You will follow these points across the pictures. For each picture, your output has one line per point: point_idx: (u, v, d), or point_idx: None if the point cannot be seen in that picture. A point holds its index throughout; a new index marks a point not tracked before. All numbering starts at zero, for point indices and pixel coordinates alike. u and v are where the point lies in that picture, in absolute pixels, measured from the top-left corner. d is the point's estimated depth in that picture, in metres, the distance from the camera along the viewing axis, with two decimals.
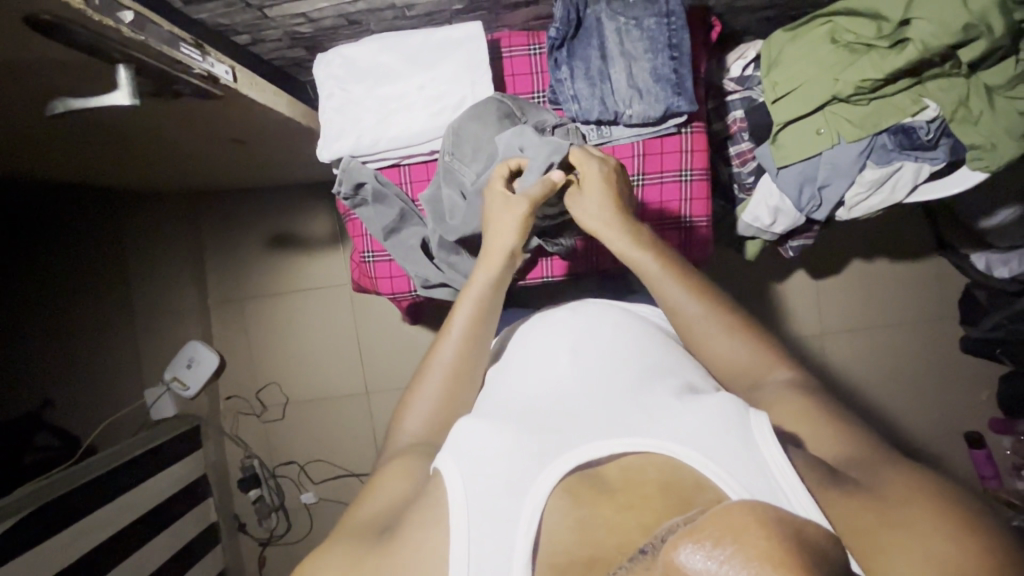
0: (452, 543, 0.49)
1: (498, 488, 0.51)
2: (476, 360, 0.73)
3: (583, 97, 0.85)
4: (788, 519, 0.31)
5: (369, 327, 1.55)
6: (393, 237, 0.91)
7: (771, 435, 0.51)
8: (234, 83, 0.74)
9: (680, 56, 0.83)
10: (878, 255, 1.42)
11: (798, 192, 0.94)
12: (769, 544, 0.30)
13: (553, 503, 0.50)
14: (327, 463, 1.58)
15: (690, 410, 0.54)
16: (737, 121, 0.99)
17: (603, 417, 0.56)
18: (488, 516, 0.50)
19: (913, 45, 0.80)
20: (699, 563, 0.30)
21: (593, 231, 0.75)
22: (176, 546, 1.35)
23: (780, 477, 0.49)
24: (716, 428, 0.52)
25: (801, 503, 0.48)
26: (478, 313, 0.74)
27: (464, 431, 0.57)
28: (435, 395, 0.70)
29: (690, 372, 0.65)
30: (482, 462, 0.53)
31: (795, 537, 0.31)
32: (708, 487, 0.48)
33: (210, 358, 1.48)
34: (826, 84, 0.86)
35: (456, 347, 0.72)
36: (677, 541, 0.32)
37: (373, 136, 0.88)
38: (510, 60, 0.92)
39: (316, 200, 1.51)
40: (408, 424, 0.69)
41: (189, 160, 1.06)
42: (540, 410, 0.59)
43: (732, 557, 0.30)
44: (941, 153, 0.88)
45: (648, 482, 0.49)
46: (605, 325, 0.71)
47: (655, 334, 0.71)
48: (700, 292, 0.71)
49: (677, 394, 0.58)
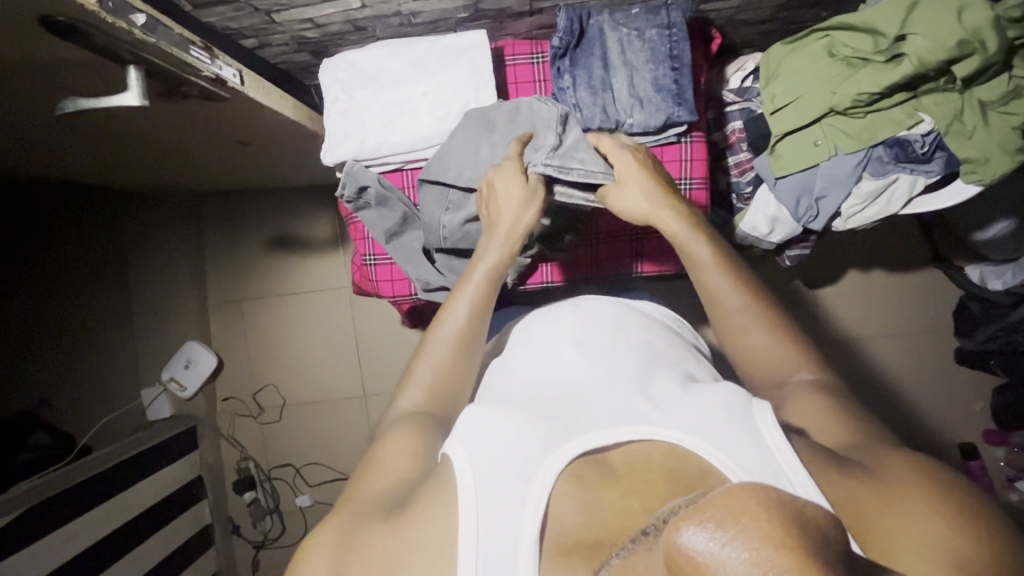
0: (462, 523, 0.49)
1: (507, 470, 0.51)
2: (478, 342, 0.72)
3: (585, 105, 0.86)
4: (792, 502, 0.31)
5: (369, 331, 1.55)
6: (394, 241, 0.93)
7: (773, 421, 0.52)
8: (241, 86, 0.74)
9: (680, 67, 0.84)
10: (873, 266, 1.44)
11: (795, 203, 0.95)
12: (770, 526, 0.30)
13: (560, 487, 0.51)
14: (323, 466, 1.57)
15: (693, 399, 0.56)
16: (736, 132, 1.01)
17: (607, 405, 0.57)
18: (492, 498, 0.50)
19: (908, 61, 0.81)
20: (701, 544, 0.30)
21: (645, 216, 0.77)
22: (169, 548, 1.34)
23: (786, 466, 0.50)
24: (719, 413, 0.53)
25: (805, 488, 0.48)
26: (480, 296, 0.74)
27: (469, 417, 0.58)
28: (438, 367, 0.70)
29: (693, 366, 0.67)
30: (487, 445, 0.53)
31: (794, 516, 0.31)
32: (711, 472, 0.49)
33: (207, 358, 1.49)
34: (823, 97, 0.88)
35: (458, 326, 0.72)
36: (680, 522, 0.32)
37: (376, 140, 0.89)
38: (513, 67, 0.93)
39: (317, 203, 1.52)
40: (409, 395, 0.69)
41: (192, 161, 1.07)
42: (549, 398, 0.60)
43: (733, 538, 0.30)
44: (936, 166, 0.89)
45: (653, 469, 0.50)
46: (609, 317, 0.72)
47: (661, 330, 0.73)
48: (722, 281, 0.73)
49: (681, 385, 0.60)
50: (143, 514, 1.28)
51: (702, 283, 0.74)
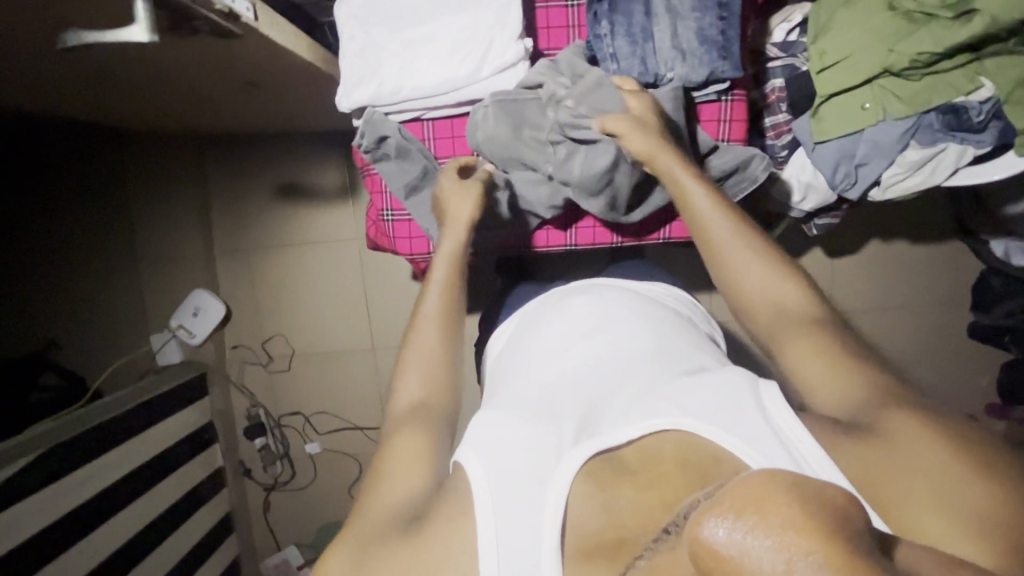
0: (480, 529, 0.50)
1: (523, 472, 0.53)
2: (457, 306, 0.76)
3: (622, 56, 0.80)
4: (811, 487, 0.31)
5: (378, 285, 1.53)
6: (413, 197, 0.89)
7: (780, 401, 0.53)
8: (255, 22, 0.68)
9: (728, 16, 0.78)
10: (896, 236, 1.41)
11: (833, 169, 0.90)
12: (793, 511, 0.29)
13: (577, 488, 0.52)
14: (331, 416, 1.59)
15: (699, 386, 0.56)
16: (776, 91, 0.94)
17: (618, 408, 0.57)
18: (508, 498, 0.51)
19: (980, 18, 0.76)
20: (722, 536, 0.29)
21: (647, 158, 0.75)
22: (186, 487, 1.39)
23: (807, 451, 0.49)
24: (727, 400, 0.53)
25: (824, 471, 0.48)
26: (450, 271, 0.78)
27: (482, 425, 0.59)
28: (429, 353, 0.71)
29: (705, 356, 0.65)
30: (504, 452, 0.55)
31: (826, 508, 0.29)
32: (725, 460, 0.49)
33: (215, 307, 1.47)
34: (877, 55, 0.82)
35: (438, 297, 0.75)
36: (700, 516, 0.31)
37: (395, 84, 0.83)
38: (546, 10, 0.87)
39: (326, 150, 1.46)
40: (404, 390, 0.69)
41: (196, 103, 1.01)
42: (563, 401, 0.61)
43: (754, 527, 0.29)
44: (988, 136, 0.84)
45: (665, 460, 0.51)
46: (622, 312, 0.71)
47: (670, 320, 0.71)
48: (724, 229, 0.69)
49: (686, 375, 0.59)
50: (158, 456, 1.30)
51: (705, 238, 0.71)
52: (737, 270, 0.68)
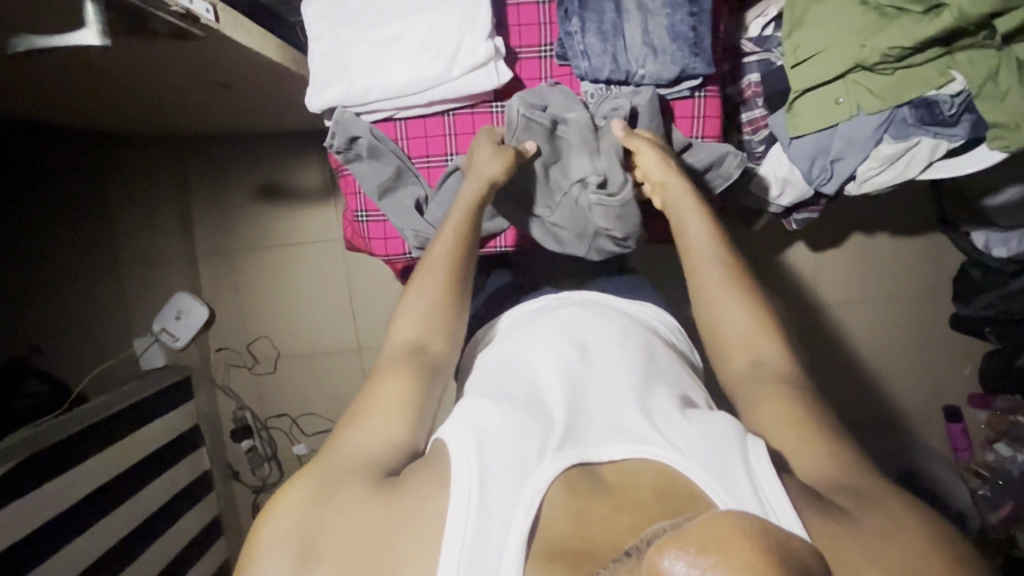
0: (449, 517, 0.51)
1: (509, 463, 0.54)
2: (463, 266, 0.76)
3: (593, 53, 0.80)
4: (775, 532, 0.32)
5: (362, 285, 1.52)
6: (387, 197, 0.88)
7: (763, 449, 0.55)
8: (216, 23, 0.67)
9: (699, 12, 0.77)
10: (877, 229, 1.41)
11: (809, 164, 0.90)
12: (754, 555, 0.30)
13: (553, 491, 0.53)
14: (318, 417, 1.59)
15: (694, 425, 0.58)
16: (752, 86, 0.94)
17: (606, 425, 0.60)
18: (492, 484, 0.52)
19: (949, 11, 0.75)
20: (681, 571, 0.30)
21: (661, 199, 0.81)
22: (173, 491, 1.38)
23: (773, 497, 0.52)
24: (717, 440, 0.56)
25: (787, 518, 0.51)
26: (458, 235, 0.77)
27: (473, 408, 0.59)
28: (428, 300, 0.73)
29: (690, 389, 0.68)
30: (494, 438, 0.55)
31: (777, 544, 0.31)
32: (700, 498, 0.52)
33: (198, 310, 1.43)
34: (851, 50, 0.82)
35: (447, 246, 0.76)
36: (662, 547, 0.32)
37: (364, 84, 0.82)
38: (516, 7, 0.86)
39: (306, 150, 1.45)
40: (401, 325, 0.71)
41: (169, 104, 1.00)
42: (550, 401, 0.62)
43: (714, 566, 0.30)
44: (961, 129, 0.84)
45: (643, 486, 0.54)
46: (615, 326, 0.73)
47: (657, 341, 0.74)
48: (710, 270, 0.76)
49: (679, 407, 0.62)
50: (143, 461, 1.29)
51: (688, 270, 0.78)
52: (711, 304, 0.75)
